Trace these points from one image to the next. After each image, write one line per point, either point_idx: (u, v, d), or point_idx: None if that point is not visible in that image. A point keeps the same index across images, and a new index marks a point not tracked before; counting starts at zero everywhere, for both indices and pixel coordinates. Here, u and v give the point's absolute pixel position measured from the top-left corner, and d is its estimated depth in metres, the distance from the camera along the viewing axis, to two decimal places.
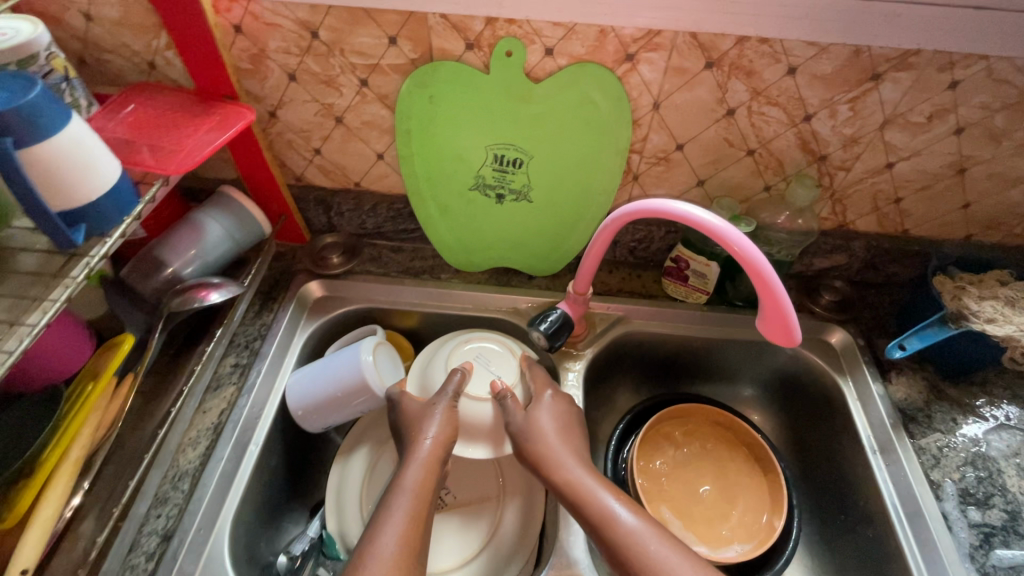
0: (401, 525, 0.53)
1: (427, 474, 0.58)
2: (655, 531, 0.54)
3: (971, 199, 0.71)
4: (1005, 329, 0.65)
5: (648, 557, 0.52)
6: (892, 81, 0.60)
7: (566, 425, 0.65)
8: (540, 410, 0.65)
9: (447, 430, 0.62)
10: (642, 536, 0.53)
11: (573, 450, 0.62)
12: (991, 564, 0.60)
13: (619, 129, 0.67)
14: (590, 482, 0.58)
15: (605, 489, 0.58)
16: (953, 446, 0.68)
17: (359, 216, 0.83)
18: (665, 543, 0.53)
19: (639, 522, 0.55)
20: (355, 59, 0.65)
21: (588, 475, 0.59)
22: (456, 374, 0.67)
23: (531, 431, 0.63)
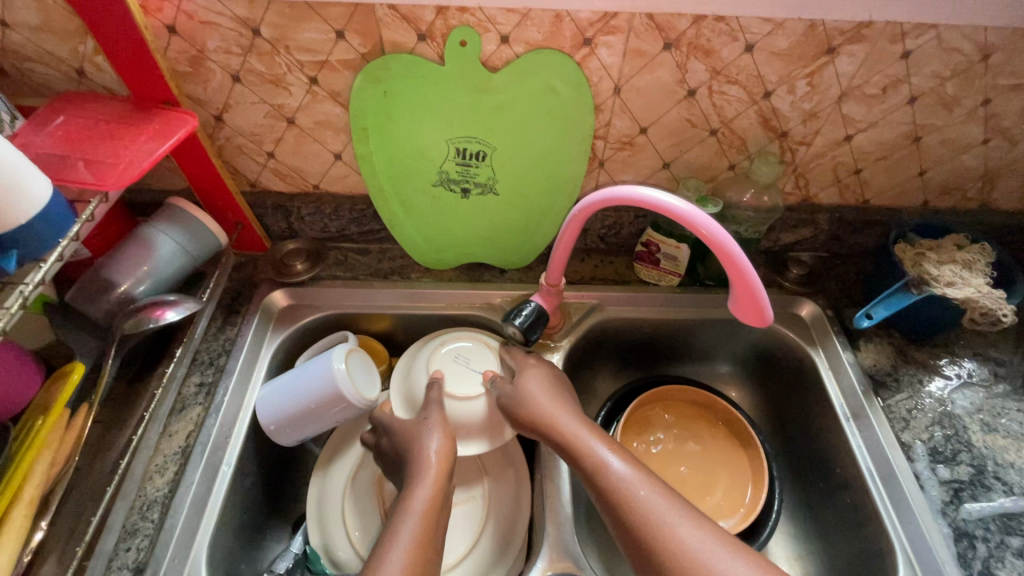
0: (410, 546, 0.50)
1: (435, 495, 0.55)
2: (644, 478, 0.53)
3: (927, 166, 0.73)
4: (965, 291, 0.66)
5: (637, 502, 0.51)
6: (847, 54, 0.60)
7: (556, 386, 0.65)
8: (527, 375, 0.66)
9: (446, 445, 0.60)
10: (633, 482, 0.53)
11: (565, 406, 0.62)
12: (962, 518, 0.61)
13: (582, 116, 0.65)
14: (580, 437, 0.58)
15: (598, 441, 0.58)
16: (921, 407, 0.70)
17: (322, 220, 0.81)
18: (656, 488, 0.52)
19: (631, 471, 0.54)
20: (302, 56, 0.61)
21: (580, 429, 0.59)
22: (433, 386, 0.66)
23: (520, 393, 0.64)
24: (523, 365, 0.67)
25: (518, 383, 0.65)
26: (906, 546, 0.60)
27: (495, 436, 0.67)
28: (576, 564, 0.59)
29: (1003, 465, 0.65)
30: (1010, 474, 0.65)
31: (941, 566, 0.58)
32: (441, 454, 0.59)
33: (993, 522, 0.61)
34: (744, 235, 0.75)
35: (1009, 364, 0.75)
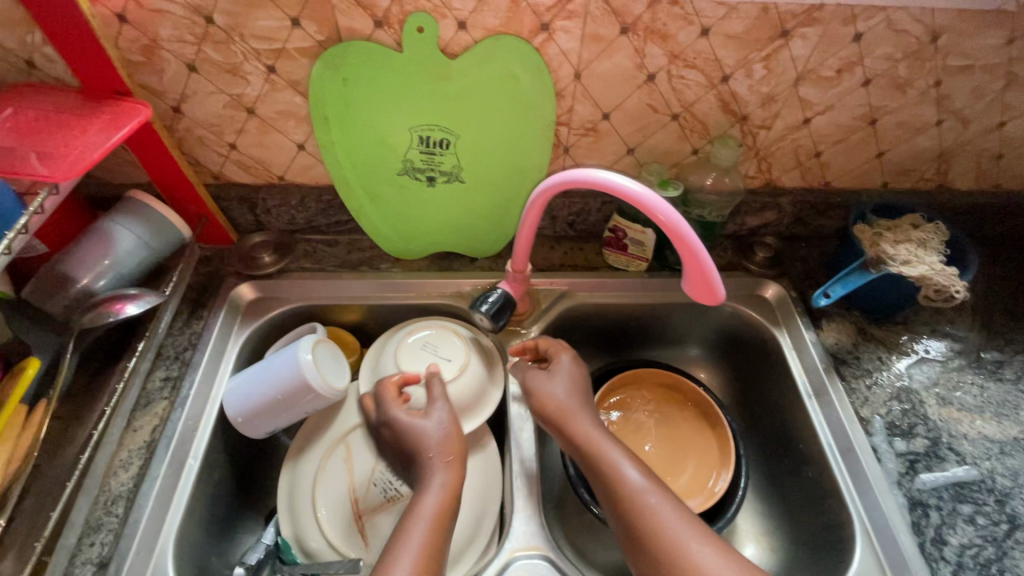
0: (418, 551, 0.52)
1: (445, 499, 0.56)
2: (658, 488, 0.56)
3: (884, 148, 0.75)
4: (920, 269, 0.68)
5: (648, 511, 0.54)
6: (801, 37, 0.61)
7: (580, 387, 0.68)
8: (557, 372, 0.68)
9: (454, 446, 0.61)
10: (649, 495, 0.56)
11: (586, 409, 0.65)
12: (917, 488, 0.63)
13: (544, 101, 0.66)
14: (602, 444, 0.61)
15: (618, 450, 0.60)
16: (880, 383, 0.72)
17: (289, 211, 0.80)
18: (669, 503, 0.55)
19: (647, 483, 0.57)
20: (258, 45, 0.61)
21: (599, 434, 0.62)
22: (434, 384, 0.65)
23: (542, 391, 0.67)
24: (556, 358, 0.70)
25: (541, 379, 0.68)
26: (864, 517, 0.62)
27: (476, 416, 0.69)
28: (542, 546, 0.61)
29: (957, 436, 0.68)
30: (964, 445, 0.67)
31: (896, 535, 0.60)
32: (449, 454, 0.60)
33: (946, 491, 0.63)
34: (707, 218, 0.76)
35: (964, 338, 0.77)
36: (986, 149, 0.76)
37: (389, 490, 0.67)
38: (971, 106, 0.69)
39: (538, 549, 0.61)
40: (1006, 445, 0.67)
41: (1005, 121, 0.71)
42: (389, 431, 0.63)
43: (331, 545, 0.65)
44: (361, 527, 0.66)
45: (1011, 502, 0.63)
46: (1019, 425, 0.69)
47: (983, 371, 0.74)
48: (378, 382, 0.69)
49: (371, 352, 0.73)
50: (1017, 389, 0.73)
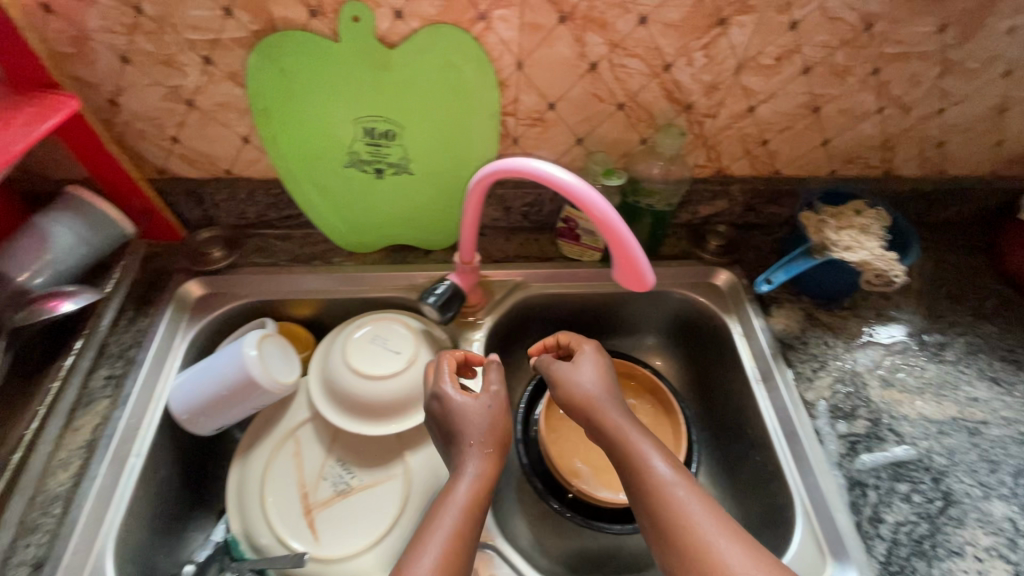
0: (449, 543, 0.48)
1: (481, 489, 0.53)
2: (691, 486, 0.52)
3: (829, 135, 0.75)
4: (860, 255, 0.70)
5: (676, 510, 0.49)
6: (738, 25, 0.61)
7: (609, 378, 0.64)
8: (583, 362, 0.65)
9: (495, 435, 0.58)
10: (677, 488, 0.51)
11: (615, 401, 0.62)
12: (856, 468, 0.65)
13: (487, 92, 0.65)
14: (630, 435, 0.57)
15: (647, 442, 0.56)
16: (826, 367, 0.74)
17: (237, 206, 0.79)
18: (698, 497, 0.50)
19: (675, 476, 0.53)
20: (192, 35, 0.60)
21: (630, 425, 0.58)
22: (491, 369, 0.63)
23: (572, 381, 0.64)
24: (581, 349, 0.67)
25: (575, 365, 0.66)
26: (803, 498, 0.64)
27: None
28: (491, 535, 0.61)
29: (897, 418, 0.69)
30: (903, 425, 0.69)
31: (833, 514, 0.62)
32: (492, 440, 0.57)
33: (884, 470, 0.65)
34: (650, 207, 0.75)
35: (907, 322, 0.79)
36: (928, 136, 0.77)
37: (340, 484, 0.68)
38: (910, 93, 0.70)
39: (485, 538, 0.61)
40: (944, 425, 0.69)
41: (944, 107, 0.73)
42: (437, 408, 0.60)
43: (280, 540, 0.64)
44: (310, 521, 0.66)
45: (946, 480, 0.65)
46: (957, 405, 0.71)
47: (924, 353, 0.76)
48: (327, 377, 0.69)
49: (320, 347, 0.72)
50: (957, 369, 0.74)
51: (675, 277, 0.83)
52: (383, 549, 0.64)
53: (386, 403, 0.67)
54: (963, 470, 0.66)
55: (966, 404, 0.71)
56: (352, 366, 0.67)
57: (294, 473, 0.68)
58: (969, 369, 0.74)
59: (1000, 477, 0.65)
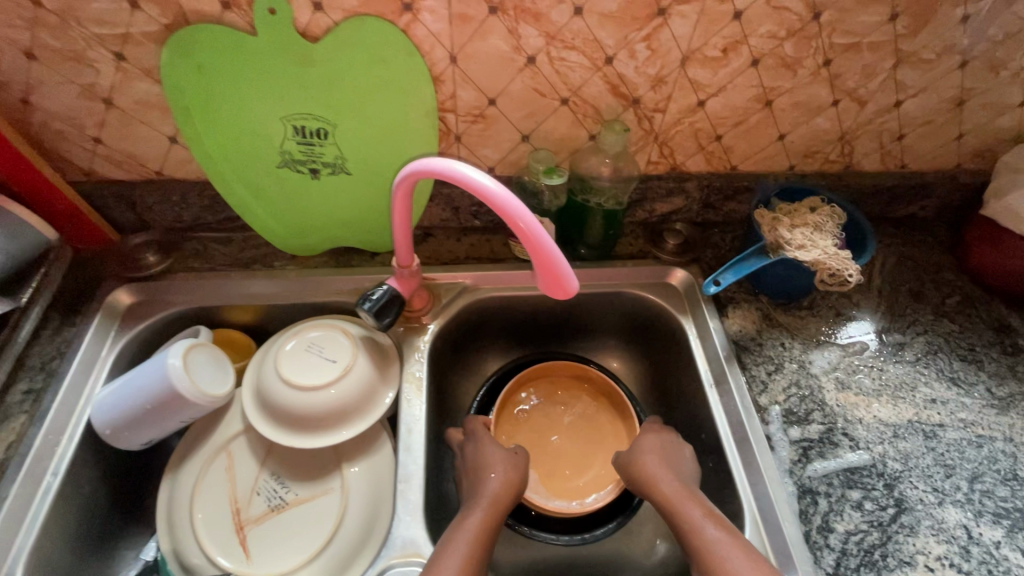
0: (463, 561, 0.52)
1: (489, 517, 0.58)
2: (747, 553, 0.52)
3: (784, 130, 0.73)
4: (813, 254, 0.67)
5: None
6: (679, 15, 0.59)
7: (672, 453, 0.67)
8: (644, 436, 0.69)
9: (516, 477, 0.63)
10: (726, 552, 0.52)
11: (677, 473, 0.63)
12: (808, 476, 0.63)
13: (421, 87, 0.62)
14: (682, 504, 0.59)
15: (698, 510, 0.58)
16: (781, 369, 0.71)
17: (171, 209, 0.75)
18: (748, 562, 0.51)
19: (726, 539, 0.53)
20: (98, 29, 0.56)
21: (687, 494, 0.60)
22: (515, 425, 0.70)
23: (634, 457, 0.67)
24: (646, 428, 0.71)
25: (638, 444, 0.68)
26: (753, 507, 0.62)
27: (367, 418, 0.67)
28: (423, 552, 0.58)
29: (851, 421, 0.67)
30: (858, 429, 0.67)
31: (781, 524, 0.60)
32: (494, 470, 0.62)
33: (836, 477, 0.63)
34: (596, 205, 0.73)
35: (868, 321, 0.77)
36: (887, 129, 0.74)
37: (274, 499, 0.66)
38: (864, 86, 0.68)
39: (417, 555, 0.58)
40: (900, 428, 0.67)
41: (901, 100, 0.70)
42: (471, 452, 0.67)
43: (210, 560, 0.62)
44: (243, 539, 0.63)
45: (899, 486, 0.63)
46: (914, 407, 0.69)
47: (882, 354, 0.74)
48: (259, 387, 0.66)
49: (256, 355, 0.70)
50: (915, 370, 0.72)
51: (631, 276, 0.80)
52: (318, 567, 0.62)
53: (319, 415, 0.65)
54: (918, 476, 0.63)
55: (923, 406, 0.69)
56: (283, 376, 0.64)
57: (226, 489, 0.66)
58: (928, 369, 0.72)
59: (956, 482, 0.63)
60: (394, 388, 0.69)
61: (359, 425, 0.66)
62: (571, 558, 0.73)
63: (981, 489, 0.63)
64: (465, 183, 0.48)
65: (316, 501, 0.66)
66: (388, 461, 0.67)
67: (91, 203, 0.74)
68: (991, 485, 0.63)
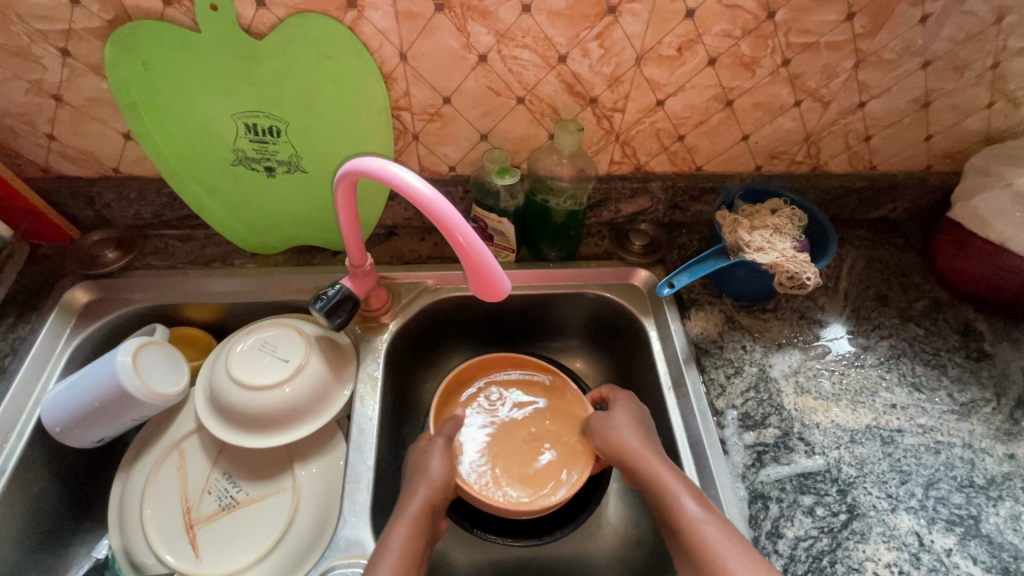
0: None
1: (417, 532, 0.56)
2: (724, 528, 0.53)
3: (748, 131, 0.71)
4: (772, 256, 0.67)
5: (709, 546, 0.51)
6: (630, 13, 0.58)
7: (642, 423, 0.66)
8: (618, 407, 0.68)
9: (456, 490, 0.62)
10: (709, 527, 0.53)
11: (653, 446, 0.62)
12: (760, 481, 0.62)
13: (371, 85, 0.62)
14: (662, 475, 0.58)
15: (678, 482, 0.57)
16: (740, 372, 0.70)
17: (130, 206, 0.75)
18: (730, 538, 0.52)
19: (707, 514, 0.54)
20: (42, 25, 0.56)
21: (667, 469, 0.59)
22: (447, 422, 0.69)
23: (608, 431, 0.66)
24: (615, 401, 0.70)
25: (610, 415, 0.68)
26: None
27: (319, 417, 0.66)
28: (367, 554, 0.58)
29: (808, 426, 0.66)
30: (814, 434, 0.66)
31: None
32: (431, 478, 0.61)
33: (789, 482, 0.62)
34: (554, 206, 0.72)
35: (833, 323, 0.76)
36: (853, 131, 0.73)
37: (225, 498, 0.66)
38: (826, 86, 0.67)
39: (362, 557, 0.58)
40: (857, 433, 0.66)
41: (865, 100, 0.69)
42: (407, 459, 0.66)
43: (162, 558, 0.61)
44: (192, 537, 0.63)
45: (853, 492, 0.62)
46: (873, 412, 0.68)
47: (845, 358, 0.73)
48: (212, 386, 0.66)
49: (211, 355, 0.69)
50: (877, 374, 0.71)
51: (594, 276, 0.79)
52: (268, 566, 0.61)
53: (271, 415, 0.64)
54: (872, 482, 0.63)
55: (883, 411, 0.68)
56: (236, 375, 0.64)
57: (177, 488, 0.66)
58: (890, 374, 0.71)
59: (911, 489, 0.62)
60: (349, 387, 0.69)
61: (314, 424, 0.66)
62: (529, 558, 0.72)
63: (936, 496, 0.62)
64: (402, 187, 0.48)
65: (267, 501, 0.65)
66: (339, 463, 0.67)
67: (49, 200, 0.73)
68: (946, 492, 0.62)
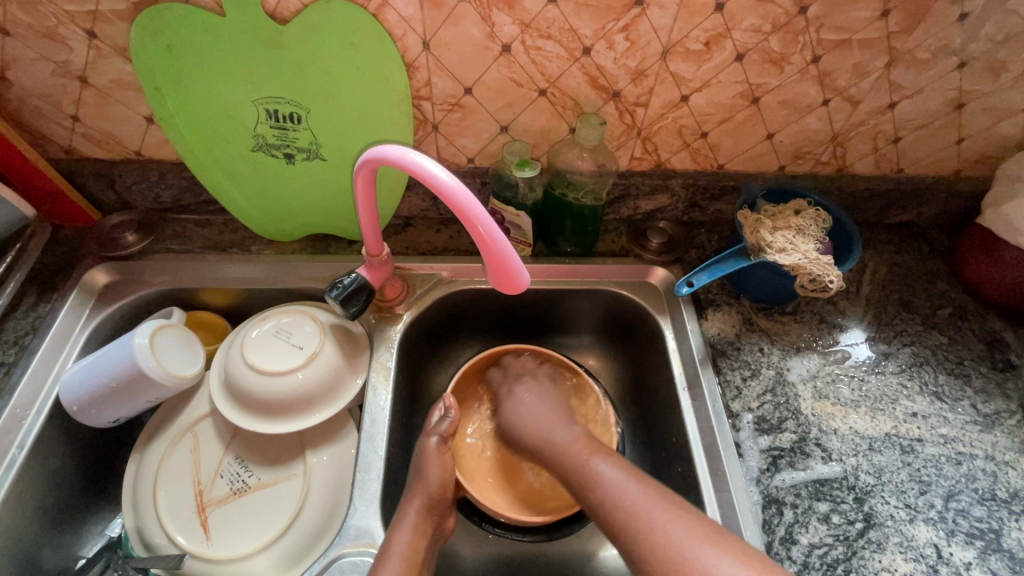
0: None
1: (416, 540, 0.56)
2: (638, 483, 0.54)
3: (773, 129, 0.70)
4: (794, 258, 0.65)
5: (623, 500, 0.52)
6: (658, 5, 0.57)
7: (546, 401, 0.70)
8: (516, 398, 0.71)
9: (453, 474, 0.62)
10: (621, 484, 0.54)
11: (560, 423, 0.65)
12: (775, 486, 0.61)
13: (393, 74, 0.62)
14: (572, 447, 0.61)
15: (588, 452, 0.59)
16: (757, 375, 0.69)
17: (151, 189, 0.75)
18: (645, 490, 0.53)
19: (620, 475, 0.55)
20: (69, 6, 0.56)
21: (572, 441, 0.62)
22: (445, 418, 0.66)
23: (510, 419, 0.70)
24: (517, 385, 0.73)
25: (516, 398, 0.71)
26: (716, 515, 0.61)
27: (331, 405, 0.66)
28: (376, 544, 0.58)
29: (826, 431, 0.65)
30: (832, 440, 0.64)
31: (743, 534, 0.58)
32: (427, 488, 0.60)
33: (804, 488, 0.61)
34: (572, 200, 0.71)
35: (854, 328, 0.75)
36: (882, 132, 0.71)
37: (237, 482, 0.66)
38: (856, 85, 0.65)
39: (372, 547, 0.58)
40: (876, 441, 0.65)
41: (896, 101, 0.67)
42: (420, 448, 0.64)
43: (172, 539, 0.62)
44: (204, 520, 0.63)
45: (870, 500, 0.60)
46: (893, 421, 0.66)
47: (865, 364, 0.71)
48: (226, 371, 0.66)
49: (226, 340, 0.70)
50: (897, 382, 0.70)
51: (610, 273, 0.79)
52: (278, 551, 0.62)
53: (286, 401, 0.64)
54: (890, 491, 0.61)
55: (903, 419, 0.67)
56: (250, 360, 0.64)
57: (190, 469, 0.66)
58: (912, 382, 0.70)
59: (929, 500, 0.61)
60: (361, 376, 0.69)
61: (327, 412, 0.66)
62: (534, 556, 0.71)
63: (957, 508, 0.60)
64: (422, 175, 0.48)
65: (277, 487, 0.66)
66: (350, 450, 0.67)
67: (72, 182, 0.74)
68: (967, 504, 0.61)
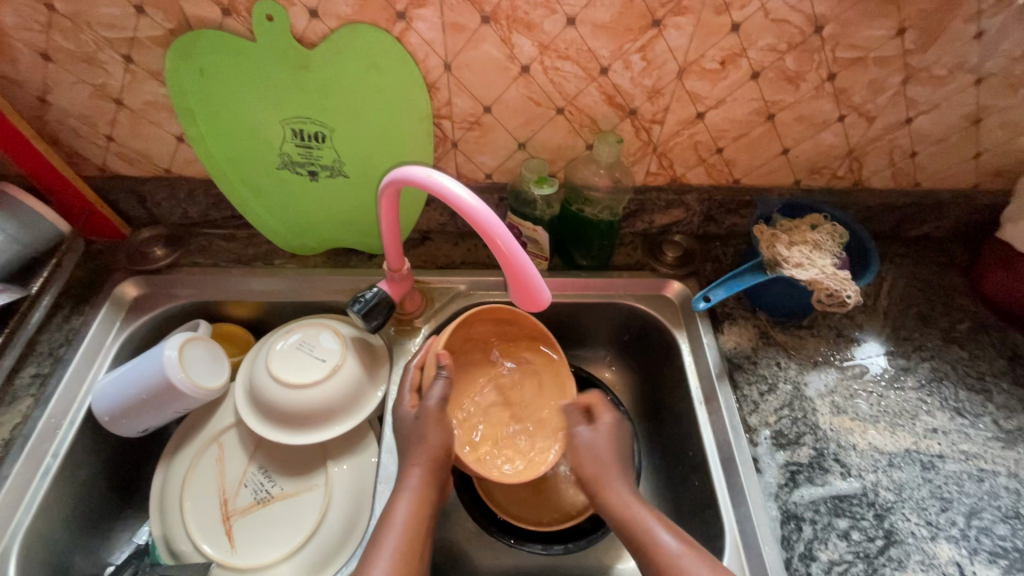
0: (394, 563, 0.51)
1: (415, 518, 0.55)
2: (705, 560, 0.53)
3: (788, 145, 0.71)
4: (811, 273, 0.66)
5: None
6: (674, 27, 0.58)
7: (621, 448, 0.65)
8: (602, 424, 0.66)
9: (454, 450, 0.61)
10: (686, 560, 0.53)
11: (627, 476, 0.63)
12: (793, 501, 0.61)
13: (415, 94, 0.63)
14: (638, 514, 0.58)
15: (652, 517, 0.57)
16: (774, 390, 0.69)
17: (180, 205, 0.78)
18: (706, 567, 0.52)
19: (680, 546, 0.54)
20: (108, 33, 0.59)
21: (634, 498, 0.60)
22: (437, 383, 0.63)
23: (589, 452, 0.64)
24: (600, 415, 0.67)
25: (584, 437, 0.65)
26: (734, 529, 0.61)
27: (352, 418, 0.67)
28: None
29: (845, 447, 0.65)
30: (851, 456, 0.64)
31: (761, 549, 0.58)
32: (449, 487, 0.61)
33: (824, 504, 0.61)
34: (589, 215, 0.73)
35: (872, 342, 0.74)
36: (898, 147, 0.71)
37: (260, 492, 0.67)
38: (872, 101, 0.66)
39: None
40: (895, 457, 0.64)
41: (912, 117, 0.68)
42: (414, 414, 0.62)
43: (199, 549, 0.63)
44: (228, 528, 0.65)
45: (890, 517, 0.60)
46: (913, 436, 0.66)
47: (883, 379, 0.71)
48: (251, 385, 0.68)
49: (248, 354, 0.71)
50: (917, 397, 0.69)
51: (626, 287, 0.79)
52: (300, 561, 0.63)
53: (310, 412, 0.66)
54: (910, 508, 0.61)
55: (923, 435, 0.66)
56: (275, 373, 0.66)
57: (215, 478, 0.68)
58: (932, 398, 0.69)
59: (951, 517, 0.60)
60: (381, 389, 0.70)
61: (349, 425, 0.67)
62: (553, 566, 0.71)
63: (979, 526, 0.60)
64: (449, 199, 0.49)
65: (299, 497, 0.67)
66: (371, 459, 0.68)
67: (104, 198, 0.77)
68: (989, 522, 0.60)
